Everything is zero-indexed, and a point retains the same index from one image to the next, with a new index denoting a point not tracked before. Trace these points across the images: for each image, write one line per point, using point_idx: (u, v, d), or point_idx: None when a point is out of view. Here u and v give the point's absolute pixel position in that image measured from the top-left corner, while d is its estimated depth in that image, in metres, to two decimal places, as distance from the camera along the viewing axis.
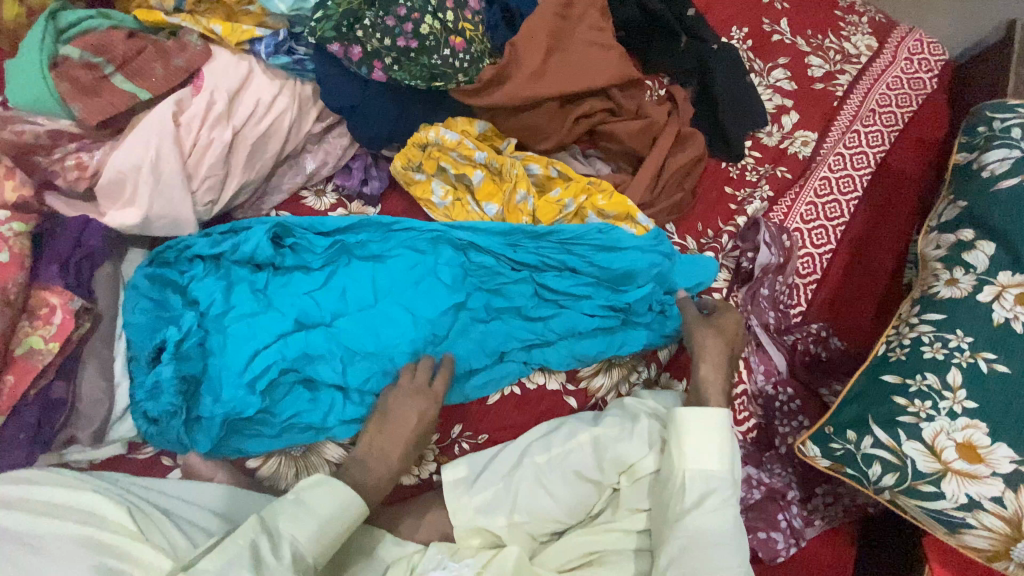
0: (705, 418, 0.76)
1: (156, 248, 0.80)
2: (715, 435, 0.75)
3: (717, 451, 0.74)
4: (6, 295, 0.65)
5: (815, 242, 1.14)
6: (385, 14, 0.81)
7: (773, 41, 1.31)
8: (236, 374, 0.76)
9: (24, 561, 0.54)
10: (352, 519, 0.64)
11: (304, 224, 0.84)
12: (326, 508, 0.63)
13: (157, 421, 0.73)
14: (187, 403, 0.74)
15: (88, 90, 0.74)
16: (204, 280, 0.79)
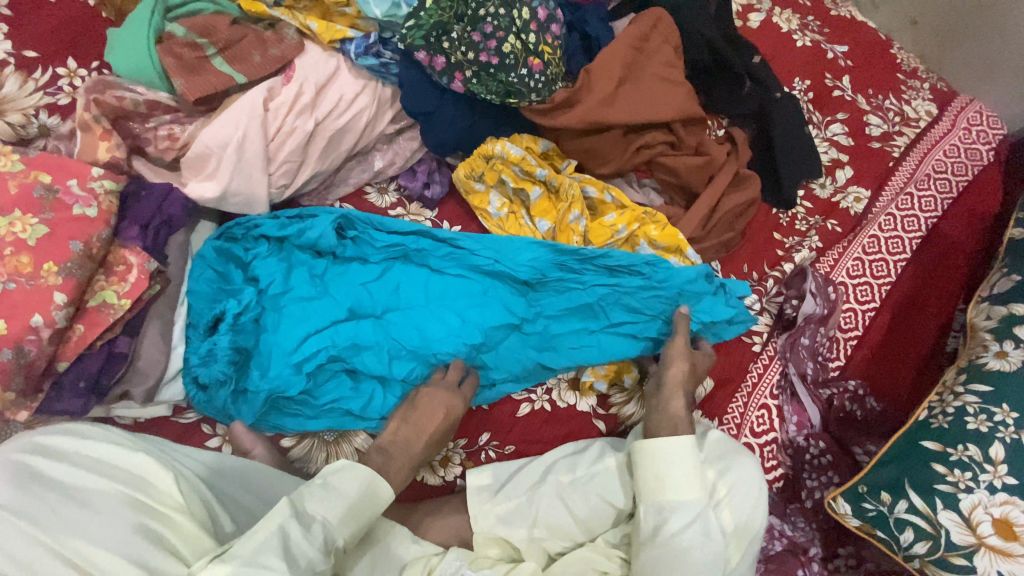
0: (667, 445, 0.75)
1: (226, 223, 0.84)
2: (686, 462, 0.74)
3: (684, 477, 0.74)
4: (89, 248, 0.67)
5: (859, 298, 1.13)
6: (472, 29, 0.84)
7: (833, 96, 1.32)
8: (286, 353, 0.79)
9: (75, 519, 0.54)
10: (375, 505, 0.66)
11: (368, 219, 0.86)
12: (356, 491, 0.64)
13: (205, 388, 0.75)
14: (237, 375, 0.77)
15: (191, 68, 0.79)
16: (267, 259, 0.82)
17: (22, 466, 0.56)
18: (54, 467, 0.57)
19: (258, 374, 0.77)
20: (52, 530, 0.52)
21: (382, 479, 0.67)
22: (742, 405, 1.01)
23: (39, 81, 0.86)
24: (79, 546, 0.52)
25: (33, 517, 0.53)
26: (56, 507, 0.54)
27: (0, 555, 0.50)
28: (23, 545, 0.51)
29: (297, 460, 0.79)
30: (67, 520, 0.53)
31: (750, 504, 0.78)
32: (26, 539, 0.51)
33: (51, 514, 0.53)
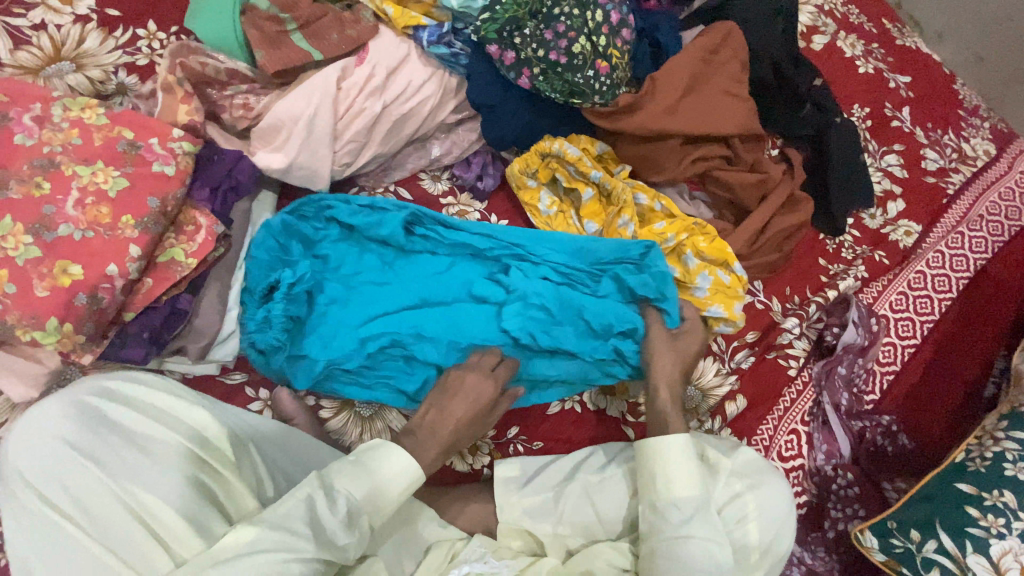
0: (664, 448, 0.72)
1: (297, 201, 0.84)
2: (680, 459, 0.72)
3: (688, 481, 0.71)
4: (165, 207, 0.69)
5: (900, 333, 1.12)
6: (545, 27, 0.85)
7: (891, 126, 1.30)
8: (352, 327, 0.82)
9: (134, 464, 0.58)
10: (406, 486, 0.64)
11: (435, 216, 0.86)
12: (384, 470, 0.63)
13: (263, 352, 0.78)
14: (296, 341, 0.80)
15: (272, 42, 0.81)
16: (337, 242, 0.85)
17: (90, 408, 0.60)
18: (116, 412, 0.61)
19: (317, 342, 0.81)
20: (114, 473, 0.57)
21: (412, 459, 0.65)
22: (772, 428, 1.00)
23: (120, 40, 0.89)
24: (137, 491, 0.57)
25: (100, 458, 0.57)
26: (119, 451, 0.59)
27: (68, 489, 0.56)
28: (90, 484, 0.56)
29: (333, 431, 0.82)
30: (129, 465, 0.58)
31: (773, 525, 0.77)
32: (91, 478, 0.56)
33: (114, 458, 0.58)
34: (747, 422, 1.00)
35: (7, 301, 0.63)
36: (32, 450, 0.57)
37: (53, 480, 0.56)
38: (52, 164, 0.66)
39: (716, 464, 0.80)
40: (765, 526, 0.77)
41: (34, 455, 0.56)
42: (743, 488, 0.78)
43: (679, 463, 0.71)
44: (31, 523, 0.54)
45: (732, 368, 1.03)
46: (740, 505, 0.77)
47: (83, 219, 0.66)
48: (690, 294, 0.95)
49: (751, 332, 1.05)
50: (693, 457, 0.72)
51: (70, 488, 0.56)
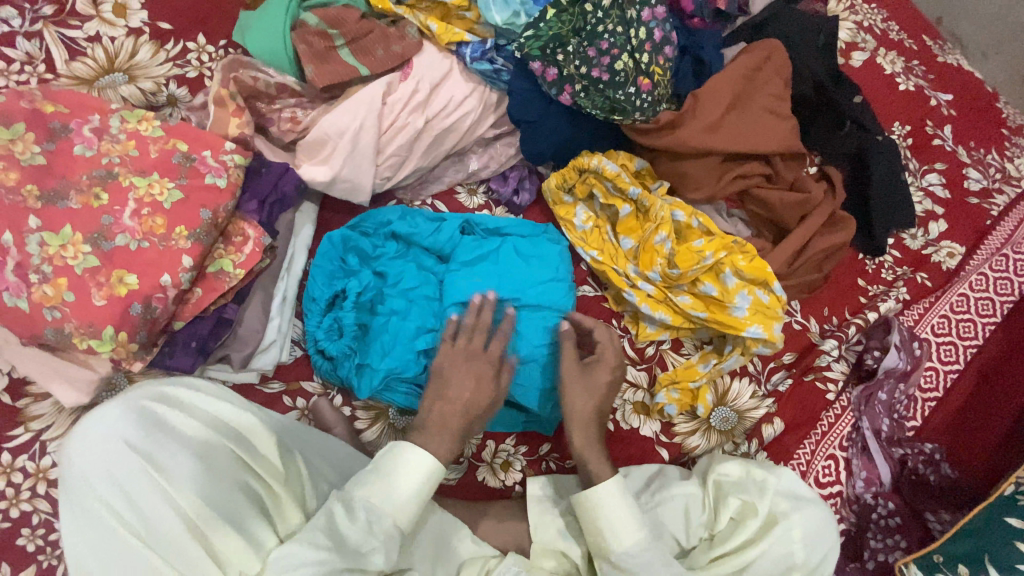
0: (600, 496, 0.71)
1: (358, 216, 0.89)
2: (614, 503, 0.71)
3: (628, 522, 0.70)
4: (216, 219, 0.70)
5: (942, 358, 1.09)
6: (589, 44, 0.85)
7: (933, 145, 1.27)
8: (411, 341, 0.82)
9: (192, 471, 0.59)
10: (427, 483, 0.63)
11: (486, 224, 0.91)
12: (402, 473, 0.62)
13: (331, 359, 0.81)
14: (360, 348, 0.82)
15: (320, 57, 0.83)
16: (394, 257, 0.87)
17: (148, 413, 0.60)
18: (174, 416, 0.62)
19: (377, 351, 0.81)
20: (174, 481, 0.58)
21: (427, 456, 0.64)
22: (810, 452, 0.98)
23: (171, 53, 0.92)
24: (193, 501, 0.57)
25: (160, 465, 0.58)
26: (178, 458, 0.59)
27: (128, 495, 0.56)
28: (149, 491, 0.56)
29: (367, 443, 0.81)
30: (188, 472, 0.58)
31: (820, 546, 0.75)
32: (151, 484, 0.56)
33: (173, 465, 0.58)
34: (784, 446, 0.98)
35: (65, 310, 0.64)
36: (94, 455, 0.57)
37: (114, 487, 0.55)
38: (110, 176, 0.68)
39: (764, 481, 0.79)
40: (812, 546, 0.75)
41: (96, 459, 0.56)
42: (790, 508, 0.76)
43: (612, 506, 0.71)
44: (94, 525, 0.54)
45: (768, 391, 1.01)
46: (787, 528, 0.75)
47: (139, 229, 0.67)
48: (729, 314, 0.95)
49: (788, 353, 1.04)
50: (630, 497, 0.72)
51: (131, 494, 0.56)
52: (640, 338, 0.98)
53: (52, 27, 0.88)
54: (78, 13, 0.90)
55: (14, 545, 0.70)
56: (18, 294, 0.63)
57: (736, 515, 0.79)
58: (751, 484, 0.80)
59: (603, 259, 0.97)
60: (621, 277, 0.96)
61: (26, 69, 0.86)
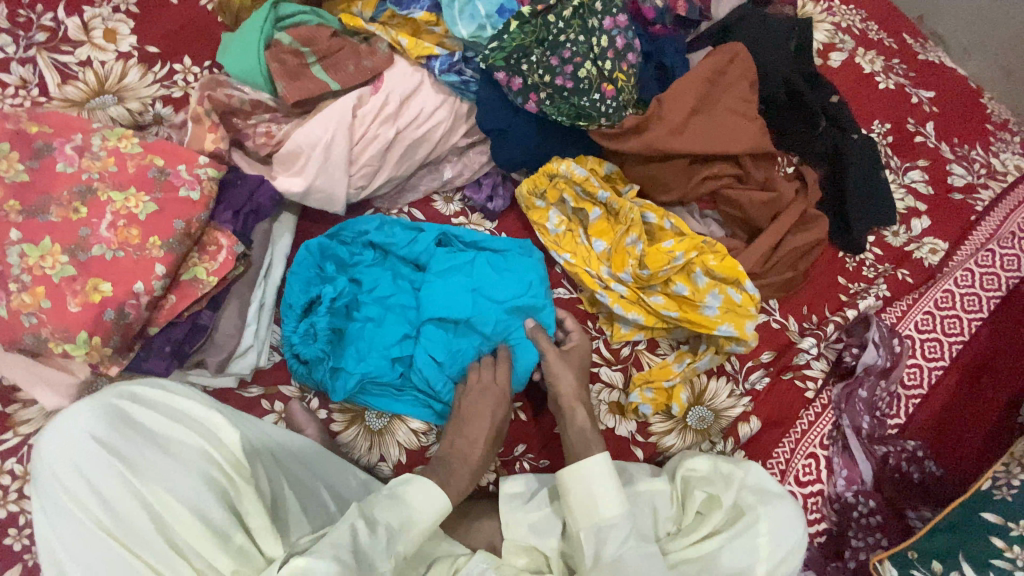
0: (586, 468, 0.74)
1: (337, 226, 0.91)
2: (604, 480, 0.73)
3: (611, 496, 0.72)
4: (189, 228, 0.74)
5: (926, 355, 1.08)
6: (551, 54, 0.88)
7: (915, 142, 1.27)
8: (386, 349, 0.87)
9: (159, 467, 0.62)
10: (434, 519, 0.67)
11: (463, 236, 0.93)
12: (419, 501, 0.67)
13: (306, 362, 0.84)
14: (334, 352, 0.85)
15: (293, 73, 0.86)
16: (372, 267, 0.91)
17: (119, 413, 0.64)
18: (147, 417, 0.65)
19: (355, 352, 0.86)
20: (142, 476, 0.60)
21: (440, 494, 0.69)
22: (789, 450, 0.99)
23: (158, 75, 0.97)
24: (160, 494, 0.60)
25: (128, 460, 0.60)
26: (146, 453, 0.62)
27: (96, 490, 0.58)
28: (116, 485, 0.59)
29: (344, 444, 0.84)
30: (155, 467, 0.61)
31: (788, 537, 0.75)
32: (119, 479, 0.59)
33: (141, 461, 0.61)
34: (762, 445, 0.98)
35: (43, 316, 0.68)
36: (67, 455, 0.59)
37: (83, 483, 0.58)
38: (89, 191, 0.72)
39: (730, 474, 0.80)
40: (780, 542, 0.74)
41: (68, 458, 0.59)
42: (758, 501, 0.77)
43: (595, 479, 0.73)
44: (63, 521, 0.57)
45: (746, 390, 1.01)
46: (753, 520, 0.75)
47: (115, 240, 0.71)
48: (701, 313, 0.96)
49: (766, 352, 1.03)
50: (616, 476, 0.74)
51: (101, 491, 0.58)
52: (614, 339, 0.99)
53: (46, 54, 0.94)
54: (70, 40, 0.96)
55: (1, 544, 0.73)
56: (0, 302, 0.68)
57: (703, 509, 0.80)
58: (719, 476, 0.81)
59: (576, 262, 0.98)
60: (594, 279, 0.98)
61: (21, 93, 0.92)
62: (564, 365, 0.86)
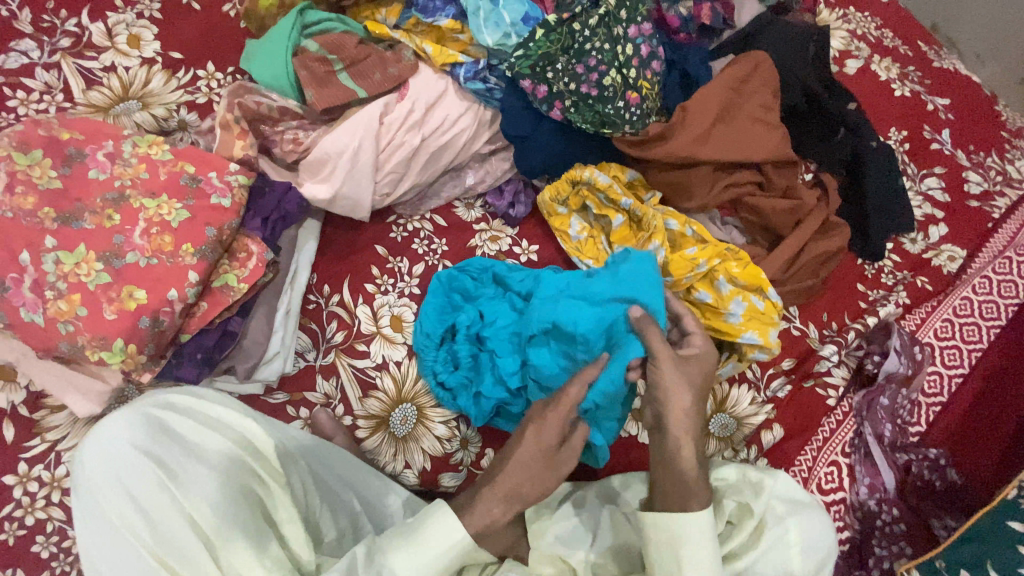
0: (681, 527, 0.66)
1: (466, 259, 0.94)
2: (700, 539, 0.66)
3: (699, 562, 0.66)
4: (221, 236, 0.74)
5: (946, 362, 1.08)
6: (577, 62, 0.88)
7: (931, 149, 1.27)
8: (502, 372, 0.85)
9: (197, 476, 0.62)
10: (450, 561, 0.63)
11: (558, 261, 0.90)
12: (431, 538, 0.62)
13: (449, 390, 0.87)
14: (475, 378, 0.86)
15: (320, 81, 0.87)
16: (491, 296, 0.90)
17: (157, 421, 0.64)
18: (184, 425, 0.65)
19: (489, 381, 0.84)
20: (180, 484, 0.61)
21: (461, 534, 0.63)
22: (811, 458, 0.99)
23: (182, 81, 0.97)
24: (197, 503, 0.61)
25: (167, 469, 0.61)
26: (183, 462, 0.62)
27: (135, 499, 0.59)
28: (155, 494, 0.59)
29: (369, 451, 0.85)
30: (192, 476, 0.62)
31: (815, 550, 0.75)
32: (157, 488, 0.60)
33: (179, 469, 0.62)
34: (785, 453, 0.98)
35: (79, 324, 0.68)
36: (107, 462, 0.60)
37: (122, 492, 0.59)
38: (122, 198, 0.72)
39: (760, 483, 0.80)
40: (807, 555, 0.75)
41: (108, 466, 0.60)
42: (787, 512, 0.77)
43: (686, 542, 0.66)
44: (104, 529, 0.57)
45: (768, 397, 1.01)
46: (782, 532, 0.75)
47: (148, 247, 0.71)
48: (724, 320, 0.96)
49: (787, 359, 1.04)
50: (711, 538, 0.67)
51: (140, 499, 0.59)
52: None
53: (71, 59, 0.94)
54: (94, 45, 0.96)
55: (29, 552, 0.73)
56: (35, 310, 0.67)
57: (734, 518, 0.79)
58: (747, 485, 0.81)
59: None
60: None
61: (46, 99, 0.92)
62: (681, 383, 0.70)
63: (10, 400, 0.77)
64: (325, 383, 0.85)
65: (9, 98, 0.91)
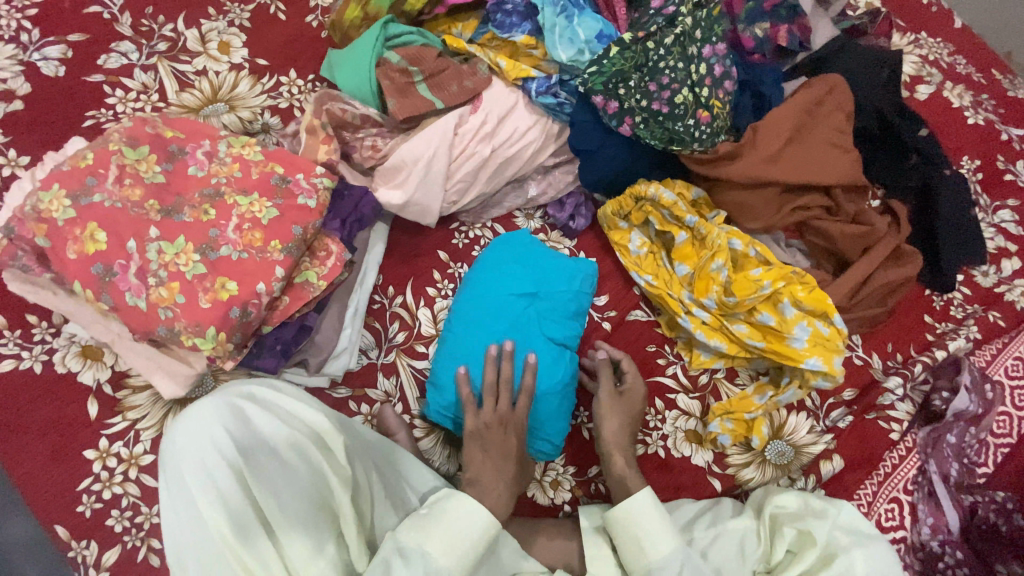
0: (631, 507, 0.77)
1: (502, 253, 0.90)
2: (648, 514, 0.76)
3: (655, 536, 0.75)
4: (306, 235, 0.78)
5: (1017, 403, 1.04)
6: (650, 79, 0.89)
7: (1005, 180, 1.23)
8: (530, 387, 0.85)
9: (271, 471, 0.64)
10: (487, 526, 0.68)
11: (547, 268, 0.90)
12: (452, 517, 0.67)
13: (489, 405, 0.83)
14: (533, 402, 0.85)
15: (401, 91, 0.91)
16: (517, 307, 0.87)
17: (237, 411, 0.65)
18: (262, 417, 0.66)
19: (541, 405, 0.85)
20: (256, 478, 0.63)
21: (483, 507, 0.69)
22: (870, 493, 0.96)
23: (266, 86, 1.02)
24: (271, 498, 0.63)
25: (246, 461, 0.63)
26: (260, 455, 0.64)
27: (216, 490, 0.60)
28: (234, 487, 0.61)
29: (425, 451, 0.87)
30: (267, 470, 0.64)
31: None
32: (236, 481, 0.62)
33: (256, 462, 0.63)
34: (842, 485, 0.96)
35: (176, 310, 0.72)
36: (193, 450, 0.61)
37: (206, 482, 0.60)
38: (218, 195, 0.76)
39: (823, 511, 0.79)
40: None
41: (193, 452, 0.61)
42: (851, 542, 0.75)
43: (642, 519, 0.76)
44: (186, 513, 0.60)
45: (827, 427, 0.99)
46: (847, 561, 0.73)
47: (240, 242, 0.75)
48: (787, 345, 0.94)
49: (849, 389, 1.01)
50: (661, 510, 0.77)
51: (221, 490, 0.61)
52: (693, 365, 0.98)
53: (167, 63, 1.00)
54: (188, 50, 1.02)
55: (103, 525, 0.77)
56: (138, 295, 0.71)
57: (794, 548, 0.78)
58: (810, 513, 0.80)
59: (658, 284, 0.98)
60: (677, 302, 0.97)
61: (142, 98, 0.98)
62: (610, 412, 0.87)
63: (96, 378, 0.81)
64: (387, 381, 0.88)
65: (108, 95, 0.97)
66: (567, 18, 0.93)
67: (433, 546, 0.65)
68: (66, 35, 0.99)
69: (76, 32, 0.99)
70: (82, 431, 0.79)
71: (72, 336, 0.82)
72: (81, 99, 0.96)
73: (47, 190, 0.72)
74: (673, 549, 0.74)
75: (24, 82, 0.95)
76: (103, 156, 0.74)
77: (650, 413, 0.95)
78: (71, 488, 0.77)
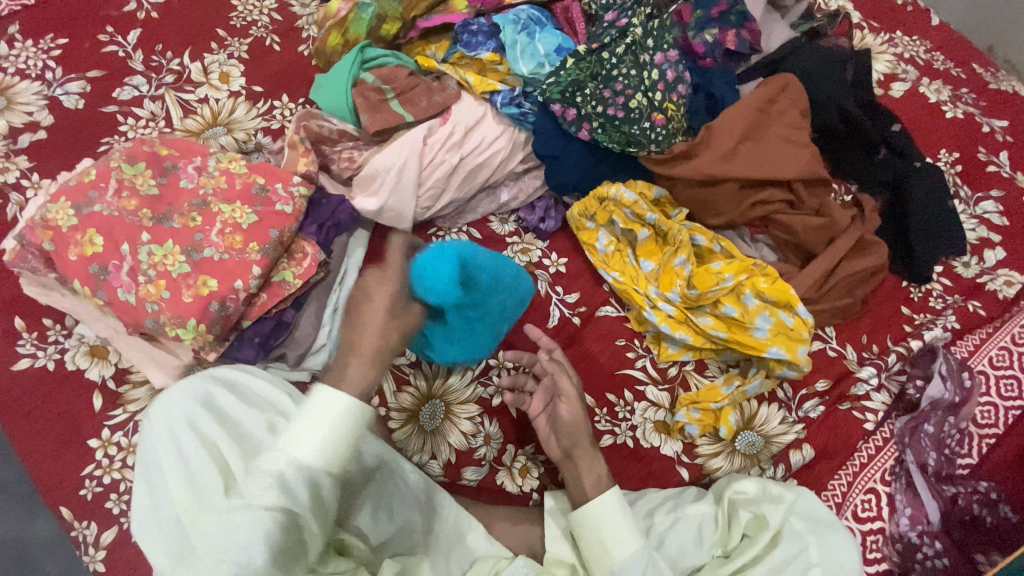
0: (601, 509, 0.77)
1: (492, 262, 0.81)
2: (616, 515, 0.77)
3: (619, 536, 0.76)
4: (283, 237, 0.86)
5: (1002, 393, 1.02)
6: (604, 87, 0.95)
7: (987, 171, 1.22)
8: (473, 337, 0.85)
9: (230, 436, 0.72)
10: (350, 415, 0.60)
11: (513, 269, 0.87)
12: (317, 413, 0.59)
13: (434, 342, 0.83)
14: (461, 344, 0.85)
15: (374, 107, 0.98)
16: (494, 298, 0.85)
17: (206, 389, 0.76)
18: (224, 393, 0.77)
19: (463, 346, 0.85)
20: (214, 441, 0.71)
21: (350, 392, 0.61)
22: (845, 484, 0.96)
23: (260, 110, 1.12)
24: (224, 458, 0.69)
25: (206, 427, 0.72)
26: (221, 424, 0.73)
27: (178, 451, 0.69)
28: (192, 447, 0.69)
29: (399, 442, 0.91)
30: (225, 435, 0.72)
31: (841, 569, 0.74)
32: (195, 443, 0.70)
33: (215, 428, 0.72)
34: (815, 475, 0.96)
35: (162, 304, 0.80)
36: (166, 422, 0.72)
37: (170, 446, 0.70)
38: (205, 204, 0.85)
39: (781, 496, 0.81)
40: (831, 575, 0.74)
41: (165, 423, 0.72)
42: (806, 529, 0.77)
43: (608, 520, 0.77)
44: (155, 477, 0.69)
45: (799, 417, 0.99)
46: (799, 544, 0.76)
47: (222, 244, 0.83)
48: (750, 335, 0.97)
49: (822, 380, 1.01)
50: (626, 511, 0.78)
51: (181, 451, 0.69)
52: (661, 358, 1.01)
53: (172, 92, 1.11)
54: (192, 81, 1.13)
55: (102, 507, 0.84)
56: (129, 291, 0.80)
57: (750, 531, 0.80)
58: (767, 498, 0.82)
59: (624, 280, 1.02)
60: (642, 297, 1.01)
61: (151, 125, 1.09)
62: (581, 417, 0.86)
63: (102, 374, 0.90)
64: None
65: (121, 123, 1.09)
66: (528, 35, 1.01)
67: (306, 447, 0.58)
68: (85, 72, 1.11)
69: (94, 69, 1.12)
70: (88, 422, 0.87)
71: (82, 336, 0.91)
72: (97, 127, 1.08)
73: (55, 203, 0.82)
74: (636, 551, 0.75)
75: (47, 113, 1.07)
76: (105, 172, 0.84)
77: (619, 405, 0.97)
78: (75, 474, 0.85)
